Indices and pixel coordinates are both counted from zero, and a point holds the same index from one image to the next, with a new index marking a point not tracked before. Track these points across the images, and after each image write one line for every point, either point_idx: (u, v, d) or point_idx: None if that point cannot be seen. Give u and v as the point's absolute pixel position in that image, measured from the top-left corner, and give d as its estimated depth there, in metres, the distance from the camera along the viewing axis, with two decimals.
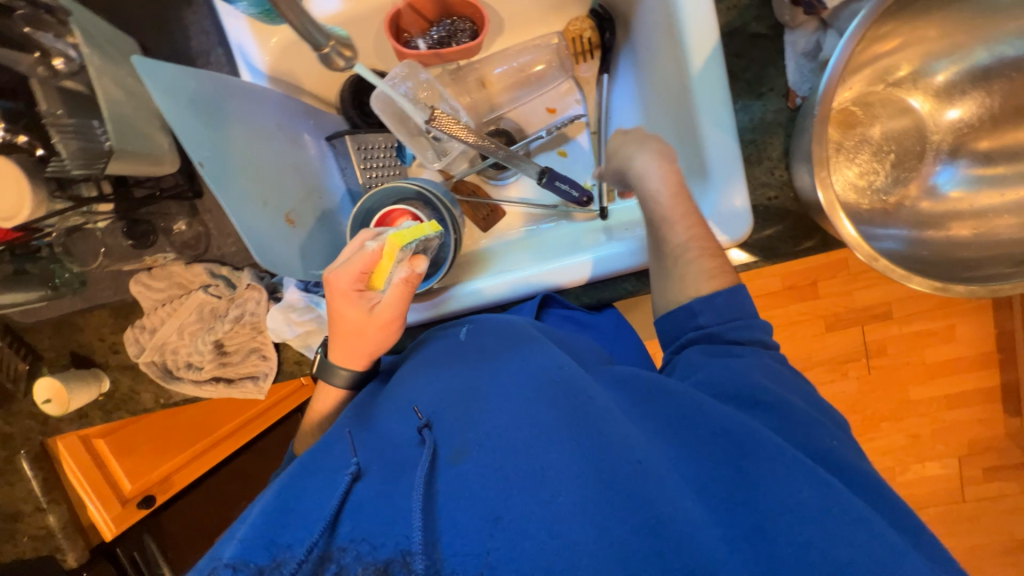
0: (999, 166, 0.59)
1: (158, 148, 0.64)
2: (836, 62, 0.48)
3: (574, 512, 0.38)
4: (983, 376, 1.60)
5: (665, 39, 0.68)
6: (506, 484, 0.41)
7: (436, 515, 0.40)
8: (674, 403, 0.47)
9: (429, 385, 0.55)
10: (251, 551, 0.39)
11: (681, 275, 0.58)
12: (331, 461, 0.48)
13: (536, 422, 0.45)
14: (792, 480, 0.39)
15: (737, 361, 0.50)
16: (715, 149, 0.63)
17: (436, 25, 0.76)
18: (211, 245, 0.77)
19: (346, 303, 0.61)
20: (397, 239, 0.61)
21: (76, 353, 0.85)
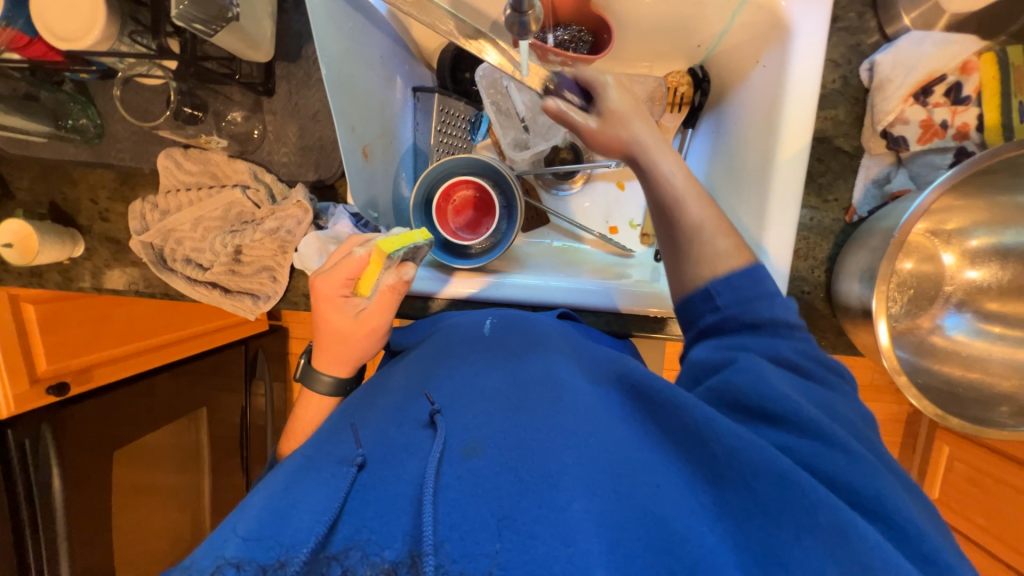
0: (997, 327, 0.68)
1: (259, 34, 0.62)
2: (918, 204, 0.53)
3: (586, 519, 0.36)
4: None
5: (758, 127, 0.73)
6: (519, 483, 0.38)
7: (441, 506, 0.36)
8: (677, 417, 0.45)
9: (451, 377, 0.54)
10: (260, 549, 0.35)
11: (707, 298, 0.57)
12: (335, 453, 0.45)
13: (555, 423, 0.44)
14: (804, 502, 0.38)
15: (758, 363, 0.49)
16: (774, 233, 0.69)
17: (563, 27, 0.76)
18: (262, 148, 0.72)
19: (330, 308, 0.58)
20: (384, 245, 0.57)
21: (56, 207, 0.76)
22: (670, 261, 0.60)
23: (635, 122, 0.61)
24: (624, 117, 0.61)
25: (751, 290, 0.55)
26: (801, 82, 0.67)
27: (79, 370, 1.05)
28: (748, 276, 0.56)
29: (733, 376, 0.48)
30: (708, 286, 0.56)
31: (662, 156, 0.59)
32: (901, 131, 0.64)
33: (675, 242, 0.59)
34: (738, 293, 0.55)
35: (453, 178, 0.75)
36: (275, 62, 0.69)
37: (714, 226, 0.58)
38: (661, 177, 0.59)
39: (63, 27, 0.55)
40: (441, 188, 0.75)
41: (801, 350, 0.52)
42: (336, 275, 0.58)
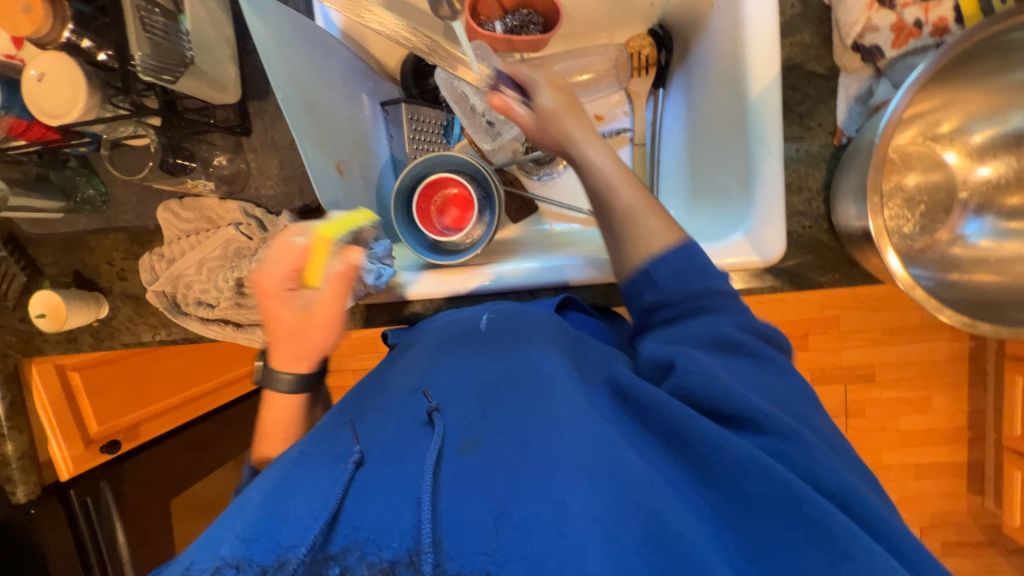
0: None
1: (223, 75, 0.67)
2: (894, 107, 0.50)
3: (586, 515, 0.36)
4: (953, 450, 1.72)
5: (728, 73, 0.72)
6: (517, 480, 0.39)
7: (439, 507, 0.37)
8: (663, 420, 0.45)
9: (446, 371, 0.54)
10: (257, 549, 0.36)
11: (631, 237, 0.57)
12: (334, 449, 0.46)
13: (553, 416, 0.44)
14: (783, 493, 0.39)
15: (700, 357, 0.48)
16: (759, 173, 0.67)
17: (511, 14, 0.77)
18: (248, 184, 0.76)
19: (278, 304, 0.58)
20: (324, 231, 0.57)
21: (79, 274, 0.82)
22: (611, 246, 0.60)
23: (562, 118, 0.61)
24: (552, 115, 0.61)
25: (689, 275, 0.54)
26: (761, 20, 0.65)
27: (127, 428, 1.11)
28: (683, 255, 0.54)
29: (699, 378, 0.46)
30: (646, 266, 0.55)
31: (592, 147, 0.60)
32: (872, 40, 0.61)
33: (609, 226, 0.59)
34: (676, 272, 0.54)
35: (433, 175, 0.77)
36: (247, 103, 0.73)
37: (647, 209, 0.57)
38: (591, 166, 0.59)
39: (50, 103, 0.60)
40: (421, 187, 0.77)
41: (741, 323, 0.53)
42: (276, 268, 0.57)
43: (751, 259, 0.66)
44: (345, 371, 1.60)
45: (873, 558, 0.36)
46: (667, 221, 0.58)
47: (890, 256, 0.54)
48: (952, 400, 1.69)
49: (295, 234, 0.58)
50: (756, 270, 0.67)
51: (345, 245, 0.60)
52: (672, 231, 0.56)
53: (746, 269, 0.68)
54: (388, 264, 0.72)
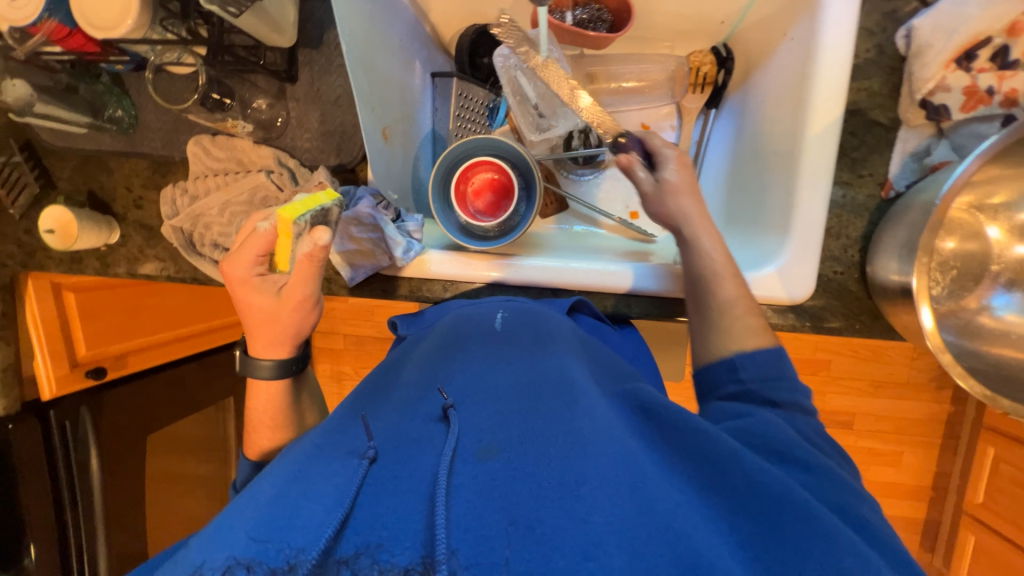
0: None
1: (282, 18, 0.64)
2: (960, 174, 0.50)
3: (608, 532, 0.36)
4: (914, 507, 1.77)
5: (787, 108, 0.71)
6: (538, 491, 0.39)
7: (454, 511, 0.37)
8: (696, 442, 0.46)
9: (462, 372, 0.55)
10: (268, 552, 0.35)
11: (726, 329, 0.59)
12: (345, 442, 0.46)
13: (573, 431, 0.44)
14: (827, 534, 0.38)
15: (771, 417, 0.50)
16: (802, 214, 0.67)
17: (582, 7, 0.75)
18: (285, 134, 0.73)
19: (249, 290, 0.59)
20: (286, 212, 0.55)
21: (94, 195, 0.80)
22: (700, 331, 0.62)
23: (681, 197, 0.65)
24: (675, 192, 0.66)
25: (774, 372, 0.55)
26: (833, 60, 0.64)
27: (115, 356, 1.09)
28: (773, 356, 0.56)
29: (739, 422, 0.49)
30: (732, 358, 0.57)
31: (705, 233, 0.63)
32: (940, 99, 0.61)
33: (703, 309, 0.62)
34: (762, 370, 0.55)
35: (475, 158, 0.75)
36: (298, 49, 0.71)
37: (744, 306, 0.61)
38: (697, 246, 0.63)
39: (98, 14, 0.58)
40: (461, 168, 0.75)
41: (814, 428, 0.53)
42: (245, 255, 0.59)
43: (779, 296, 0.66)
44: (339, 335, 1.58)
45: None
46: (761, 323, 0.60)
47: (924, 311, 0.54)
48: (922, 459, 1.74)
49: (262, 220, 0.60)
50: (780, 307, 0.67)
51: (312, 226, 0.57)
52: (766, 336, 0.59)
53: (770, 303, 0.68)
54: (416, 240, 0.71)
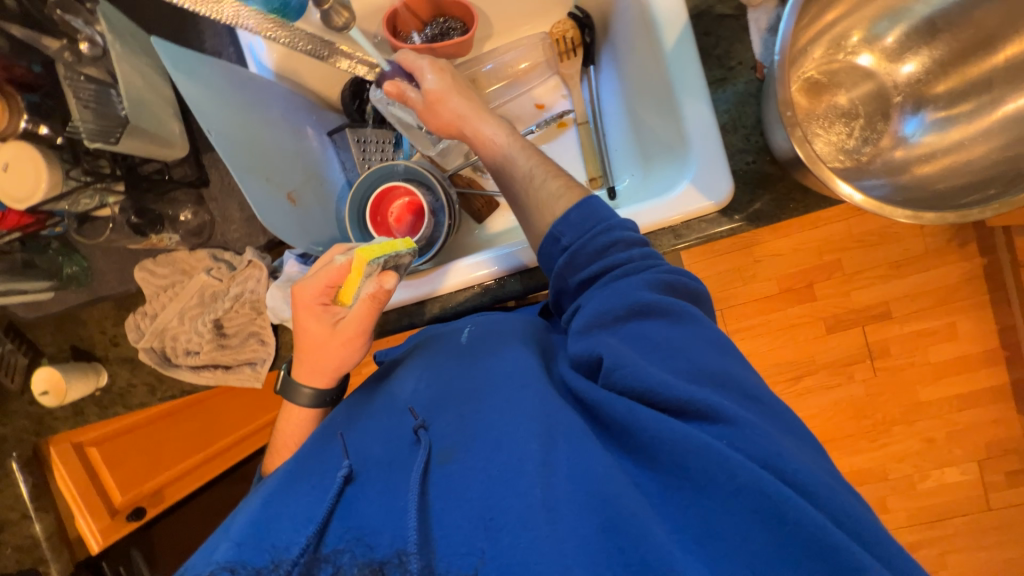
0: (964, 109, 0.63)
1: (169, 134, 0.72)
2: (785, 31, 0.52)
3: (548, 506, 0.38)
4: (992, 374, 1.65)
5: (646, 41, 0.74)
6: (488, 481, 0.41)
7: (431, 522, 0.39)
8: (602, 401, 0.45)
9: (427, 385, 0.55)
10: (251, 553, 0.39)
11: (538, 205, 0.60)
12: (322, 462, 0.48)
13: (519, 417, 0.45)
14: (727, 469, 0.37)
15: (616, 346, 0.47)
16: (692, 123, 0.68)
17: (430, 25, 0.80)
18: (215, 232, 0.80)
19: (310, 317, 0.61)
20: (364, 253, 0.56)
21: (76, 348, 0.85)
22: (523, 216, 0.63)
23: (450, 99, 0.69)
24: (441, 97, 0.69)
25: (590, 225, 0.55)
26: None
27: (151, 493, 1.16)
28: (584, 209, 0.56)
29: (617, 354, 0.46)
30: (553, 231, 0.57)
31: (484, 124, 0.67)
32: None
33: (517, 196, 0.64)
34: (580, 229, 0.55)
35: (394, 185, 0.79)
36: (200, 156, 0.79)
37: (541, 172, 0.62)
38: (487, 140, 0.66)
39: (16, 189, 0.63)
40: (372, 199, 0.80)
41: (656, 281, 0.52)
42: (316, 283, 0.60)
43: (704, 206, 0.66)
44: None
45: (818, 522, 0.35)
46: (567, 183, 0.61)
47: (846, 186, 0.54)
48: (978, 322, 1.63)
49: (339, 255, 0.61)
50: (710, 216, 0.67)
51: (382, 267, 0.60)
52: (574, 192, 0.59)
53: (696, 215, 0.68)
54: None
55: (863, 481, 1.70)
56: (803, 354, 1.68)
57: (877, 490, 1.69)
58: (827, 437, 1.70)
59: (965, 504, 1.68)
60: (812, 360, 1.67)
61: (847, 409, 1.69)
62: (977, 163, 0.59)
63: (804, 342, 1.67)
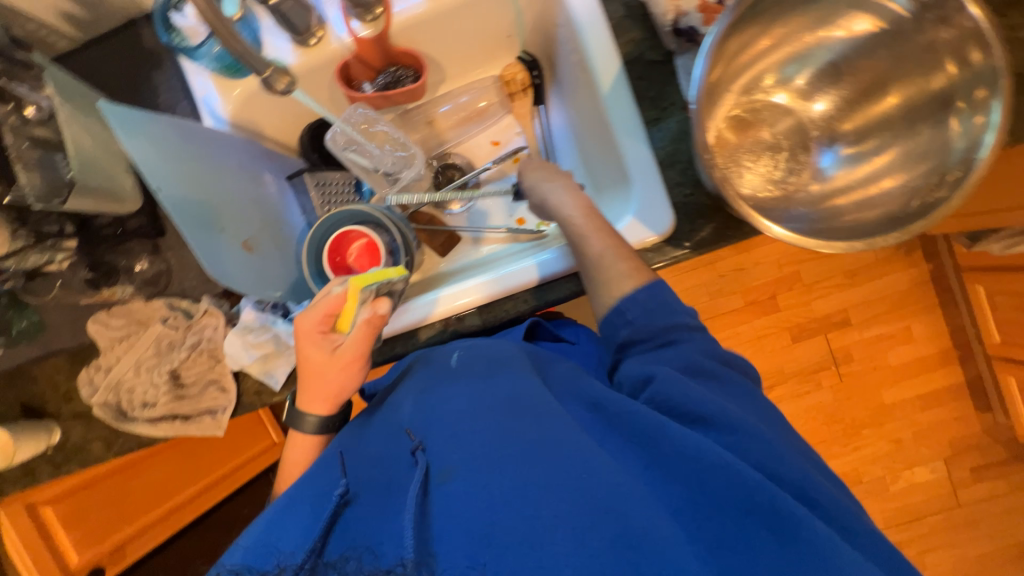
0: (872, 141, 0.69)
1: (121, 188, 0.73)
2: (697, 81, 0.57)
3: (554, 524, 0.42)
4: (948, 372, 1.73)
5: (585, 84, 0.79)
6: (491, 500, 0.45)
7: (429, 528, 0.45)
8: (635, 422, 0.50)
9: (417, 404, 0.60)
10: (260, 560, 0.48)
11: (605, 280, 0.63)
12: (324, 482, 0.55)
13: (528, 440, 0.49)
14: (748, 490, 0.43)
15: (670, 373, 0.52)
16: (633, 159, 0.72)
17: (382, 73, 0.83)
18: (172, 280, 0.79)
19: (311, 344, 0.63)
20: (357, 281, 0.63)
21: (26, 406, 0.82)
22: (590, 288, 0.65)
23: (542, 182, 0.76)
24: (532, 182, 0.77)
25: (657, 313, 0.58)
26: (594, 33, 0.73)
27: (114, 549, 1.13)
28: (652, 292, 0.59)
29: (660, 389, 0.51)
30: (617, 306, 0.60)
31: (567, 203, 0.71)
32: (682, 22, 0.69)
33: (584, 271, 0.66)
34: (646, 308, 0.59)
35: (350, 229, 0.80)
36: (154, 207, 0.79)
37: (615, 254, 0.64)
38: (566, 217, 0.70)
39: None
40: (330, 241, 0.80)
41: (707, 351, 0.57)
42: (315, 314, 0.63)
43: (647, 237, 0.70)
44: None
45: (818, 528, 0.42)
46: (635, 265, 0.63)
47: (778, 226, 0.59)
48: (931, 324, 1.72)
49: (336, 284, 0.67)
50: (654, 246, 0.71)
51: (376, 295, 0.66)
52: (642, 274, 0.62)
53: (641, 247, 0.71)
54: None
55: None
56: (772, 364, 1.73)
57: None
58: None
59: (935, 502, 1.73)
60: (780, 369, 1.73)
61: (818, 416, 1.73)
62: (887, 190, 0.65)
63: (772, 352, 1.72)
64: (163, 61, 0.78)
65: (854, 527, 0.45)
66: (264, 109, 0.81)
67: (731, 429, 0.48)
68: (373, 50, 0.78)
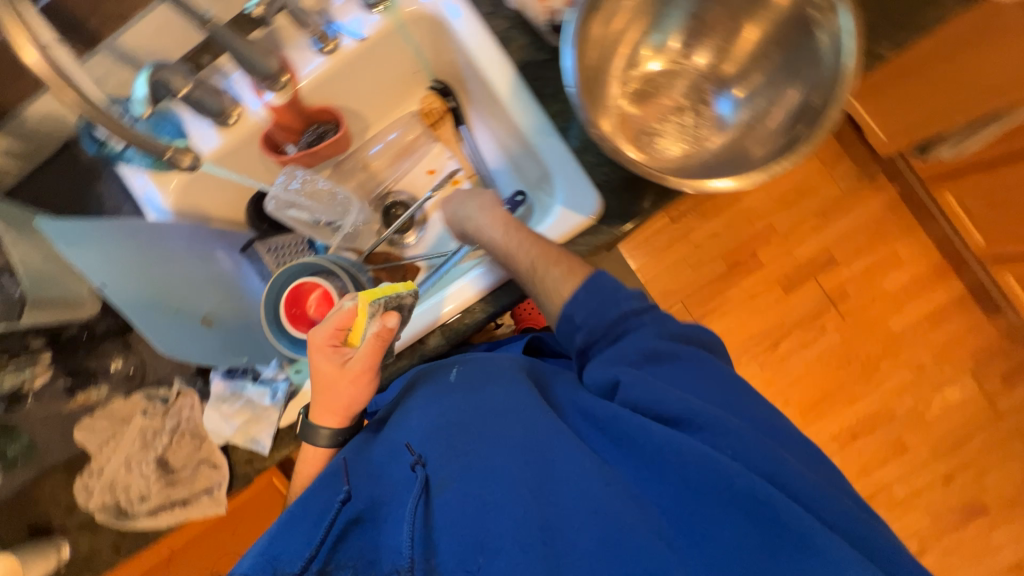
0: (764, 80, 0.72)
1: (77, 294, 0.77)
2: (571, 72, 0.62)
3: (542, 526, 0.50)
4: (949, 286, 1.70)
5: (494, 101, 0.85)
6: (486, 509, 0.52)
7: (434, 535, 0.53)
8: (620, 427, 0.55)
9: (418, 418, 0.64)
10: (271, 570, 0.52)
11: (543, 286, 0.67)
12: (323, 491, 0.59)
13: (521, 454, 0.55)
14: (727, 481, 0.48)
15: (655, 382, 0.56)
16: (550, 155, 0.77)
17: (305, 132, 0.88)
18: (147, 372, 0.81)
19: (322, 357, 0.65)
20: (367, 295, 0.64)
21: (35, 526, 0.79)
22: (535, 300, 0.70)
23: (463, 205, 0.83)
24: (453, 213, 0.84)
25: (605, 307, 0.64)
26: (488, 56, 0.79)
27: None
28: (590, 288, 0.64)
29: (644, 391, 0.56)
30: (566, 312, 0.65)
31: (486, 223, 0.77)
32: (559, 18, 0.74)
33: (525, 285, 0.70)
34: (592, 308, 0.64)
35: (301, 281, 0.81)
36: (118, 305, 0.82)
37: (544, 261, 0.68)
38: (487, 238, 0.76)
39: None
40: (286, 294, 0.81)
41: (666, 338, 0.62)
42: (328, 327, 0.66)
43: (578, 222, 0.73)
44: None
45: (801, 517, 0.46)
46: (567, 265, 0.68)
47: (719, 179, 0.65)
48: (916, 243, 1.71)
49: (348, 300, 0.68)
50: (588, 228, 0.74)
51: (387, 308, 0.66)
52: (574, 274, 0.66)
53: (576, 232, 0.74)
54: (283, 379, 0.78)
55: (876, 426, 1.68)
56: (771, 320, 1.71)
57: (890, 431, 1.67)
58: (825, 392, 1.69)
59: (977, 418, 1.67)
60: (781, 322, 1.71)
61: (832, 360, 1.70)
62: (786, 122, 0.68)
63: (768, 308, 1.71)
64: (102, 172, 0.83)
65: (826, 506, 0.49)
66: (205, 192, 0.86)
67: (706, 428, 0.53)
68: (290, 114, 0.83)
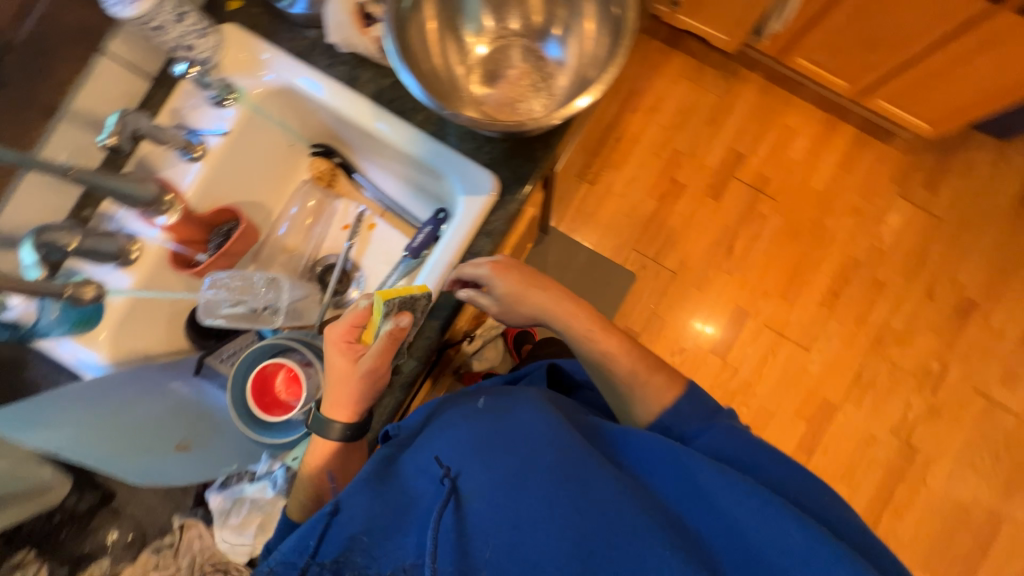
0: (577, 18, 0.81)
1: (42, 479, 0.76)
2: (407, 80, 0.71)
3: (569, 529, 0.53)
4: (844, 131, 1.83)
5: (372, 141, 0.91)
6: (517, 516, 0.55)
7: (464, 534, 0.56)
8: (673, 462, 0.59)
9: (448, 438, 0.66)
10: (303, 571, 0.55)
11: (642, 394, 0.72)
12: (354, 498, 0.60)
13: (559, 467, 0.59)
14: (778, 528, 0.50)
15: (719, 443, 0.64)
16: (434, 159, 0.83)
17: (211, 238, 0.89)
18: (143, 530, 0.77)
19: (336, 353, 0.68)
20: (383, 295, 0.67)
21: None
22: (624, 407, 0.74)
23: (528, 296, 0.78)
24: (519, 296, 0.78)
25: (705, 416, 0.68)
26: (349, 106, 0.85)
27: None
28: (691, 399, 0.70)
29: (711, 442, 0.64)
30: (661, 412, 0.69)
31: (565, 312, 0.78)
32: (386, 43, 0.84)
33: (611, 383, 0.75)
34: (697, 420, 0.68)
35: (263, 365, 0.79)
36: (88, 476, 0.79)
37: (645, 368, 0.74)
38: (562, 321, 0.78)
39: None
40: (251, 384, 0.78)
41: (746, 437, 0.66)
42: (343, 325, 0.70)
43: (482, 203, 0.79)
44: None
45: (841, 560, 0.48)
46: (664, 375, 0.73)
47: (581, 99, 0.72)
48: (798, 109, 1.85)
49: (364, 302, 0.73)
50: (494, 203, 0.79)
51: (401, 309, 0.70)
52: (671, 381, 0.72)
53: (485, 211, 0.79)
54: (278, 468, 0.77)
55: (850, 277, 1.75)
56: (717, 228, 1.79)
57: (865, 276, 1.75)
58: (793, 268, 1.76)
59: (927, 230, 1.77)
60: (726, 226, 1.78)
61: (785, 238, 1.78)
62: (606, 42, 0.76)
63: (709, 219, 1.79)
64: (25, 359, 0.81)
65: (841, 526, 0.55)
66: (137, 332, 0.85)
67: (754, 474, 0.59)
68: (189, 228, 0.84)
